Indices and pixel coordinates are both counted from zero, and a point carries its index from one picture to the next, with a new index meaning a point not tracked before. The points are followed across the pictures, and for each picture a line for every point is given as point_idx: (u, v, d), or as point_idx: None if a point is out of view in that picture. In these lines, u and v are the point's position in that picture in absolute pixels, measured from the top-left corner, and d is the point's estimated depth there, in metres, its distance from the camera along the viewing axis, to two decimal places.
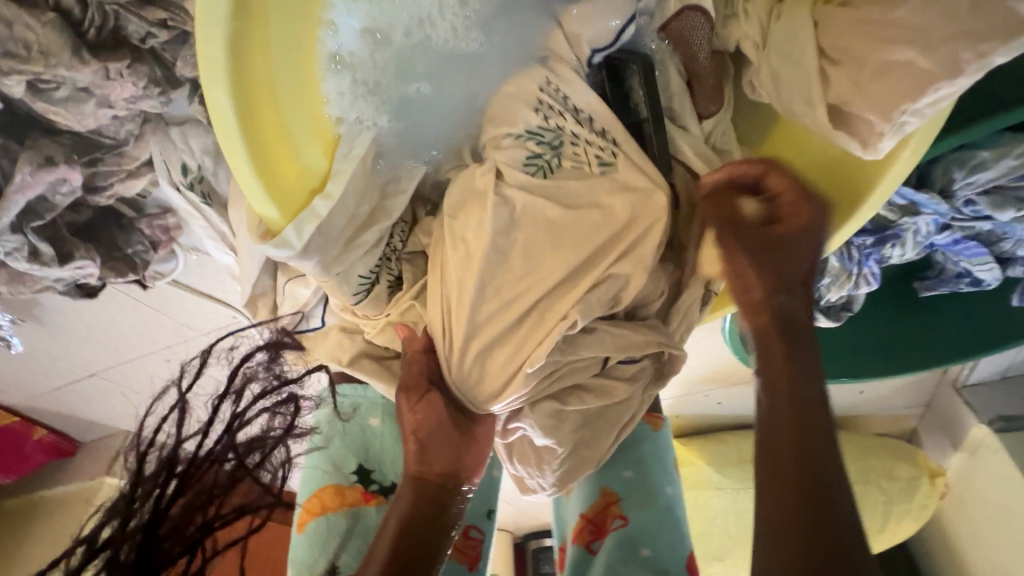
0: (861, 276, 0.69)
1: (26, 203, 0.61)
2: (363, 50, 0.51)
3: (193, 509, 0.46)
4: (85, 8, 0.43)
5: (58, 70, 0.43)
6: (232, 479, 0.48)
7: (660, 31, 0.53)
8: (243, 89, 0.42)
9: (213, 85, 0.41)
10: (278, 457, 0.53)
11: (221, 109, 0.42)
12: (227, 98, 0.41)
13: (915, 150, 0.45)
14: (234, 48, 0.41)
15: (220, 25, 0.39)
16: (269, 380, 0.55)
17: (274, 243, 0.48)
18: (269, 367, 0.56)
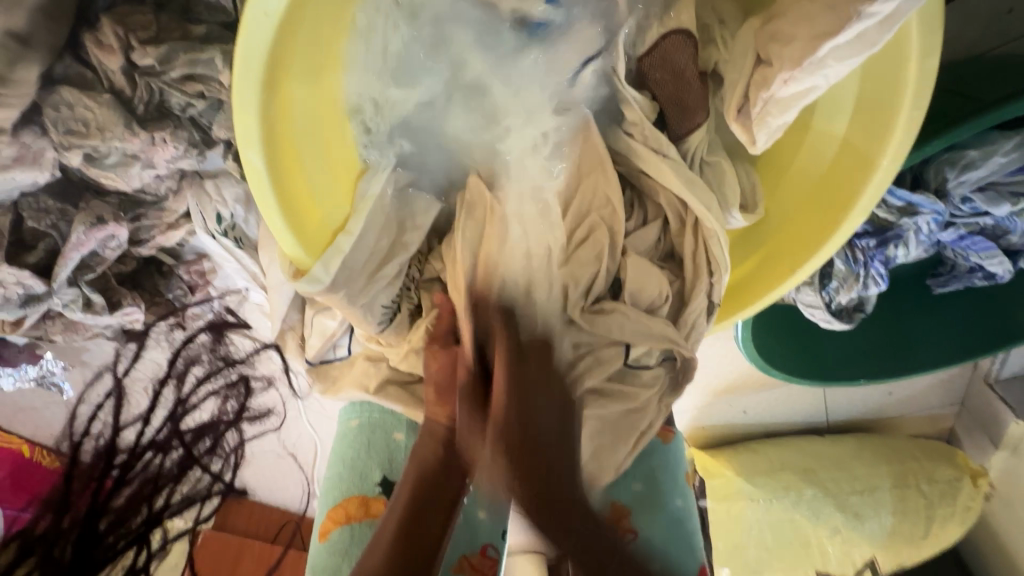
0: (869, 278, 0.70)
1: (80, 258, 0.67)
2: (373, 98, 0.55)
3: (140, 504, 0.71)
4: (134, 87, 0.48)
5: (112, 142, 0.49)
6: (185, 467, 0.82)
7: (642, 58, 0.55)
8: (271, 146, 0.47)
9: (248, 151, 0.46)
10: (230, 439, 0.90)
11: (254, 168, 0.47)
12: (259, 159, 0.46)
13: (894, 156, 0.48)
14: (263, 107, 0.45)
15: (252, 98, 0.44)
16: (211, 361, 0.87)
17: (306, 281, 0.53)
18: (211, 351, 0.87)
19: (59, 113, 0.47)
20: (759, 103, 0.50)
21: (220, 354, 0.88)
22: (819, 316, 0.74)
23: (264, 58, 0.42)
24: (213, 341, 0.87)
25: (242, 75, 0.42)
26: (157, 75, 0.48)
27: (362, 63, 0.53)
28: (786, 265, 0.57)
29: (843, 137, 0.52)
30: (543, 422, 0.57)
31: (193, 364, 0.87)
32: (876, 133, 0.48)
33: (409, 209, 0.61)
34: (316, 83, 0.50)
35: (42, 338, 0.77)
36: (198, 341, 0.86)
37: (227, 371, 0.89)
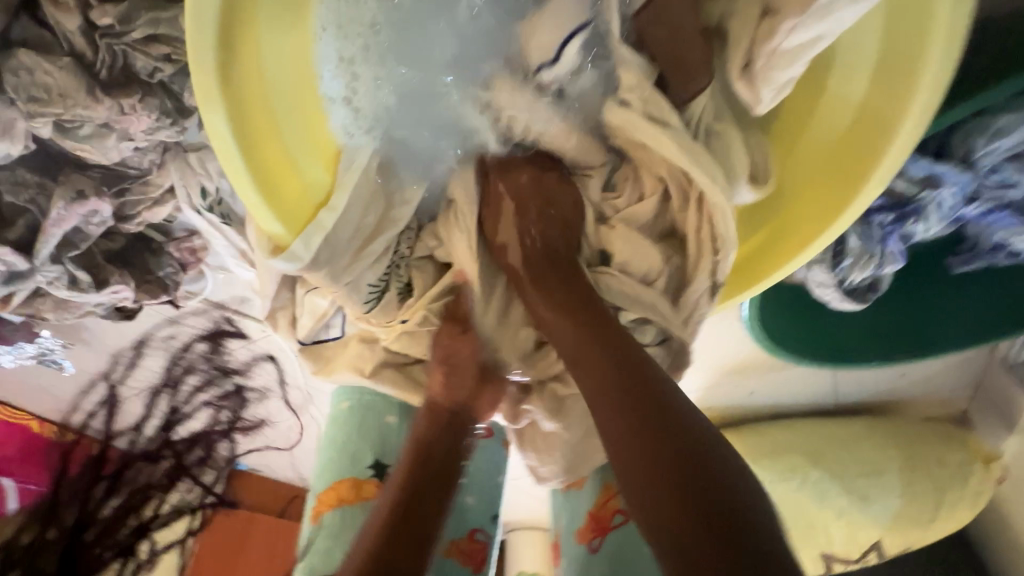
0: (884, 256, 0.66)
1: (63, 235, 0.65)
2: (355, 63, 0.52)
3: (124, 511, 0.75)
4: (95, 50, 0.45)
5: (76, 110, 0.46)
6: (168, 475, 0.79)
7: (634, 15, 0.49)
8: (237, 113, 0.44)
9: (211, 114, 0.43)
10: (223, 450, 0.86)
11: (220, 133, 0.44)
12: (225, 123, 0.44)
13: (916, 120, 0.44)
14: (224, 70, 0.42)
15: (212, 57, 0.41)
16: (207, 370, 0.85)
17: (283, 258, 0.51)
18: (207, 359, 0.85)
19: (18, 80, 0.44)
20: (762, 59, 0.46)
21: (216, 364, 0.86)
22: (829, 295, 0.71)
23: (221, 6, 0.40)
24: (209, 350, 0.86)
25: (198, 32, 0.40)
26: (119, 36, 0.45)
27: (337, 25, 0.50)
28: (795, 241, 0.54)
29: (861, 100, 0.48)
30: (590, 365, 0.50)
31: (187, 375, 0.84)
32: (896, 94, 0.44)
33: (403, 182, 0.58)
34: (289, 45, 0.48)
35: (34, 315, 0.76)
36: (194, 350, 0.86)
37: (224, 381, 0.85)
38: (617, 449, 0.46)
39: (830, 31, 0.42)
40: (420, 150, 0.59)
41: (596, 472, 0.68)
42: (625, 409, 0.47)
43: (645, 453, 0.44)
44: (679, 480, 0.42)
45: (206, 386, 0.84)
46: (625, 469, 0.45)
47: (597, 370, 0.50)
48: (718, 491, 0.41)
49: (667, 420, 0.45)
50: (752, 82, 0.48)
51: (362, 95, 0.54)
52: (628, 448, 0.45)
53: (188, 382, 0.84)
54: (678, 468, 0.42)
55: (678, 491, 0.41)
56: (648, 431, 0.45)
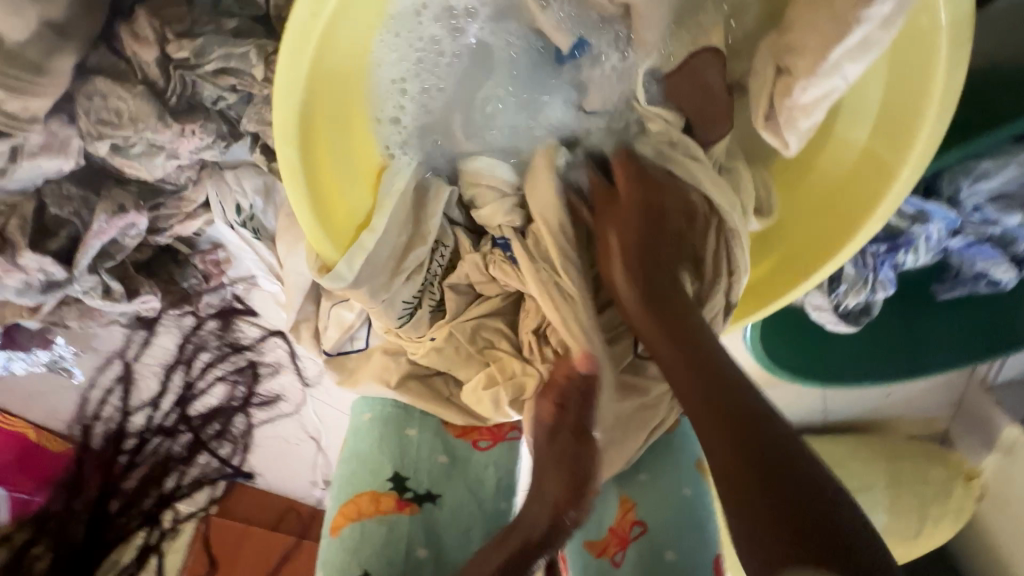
0: (877, 282, 0.72)
1: (100, 246, 0.67)
2: (407, 95, 0.57)
3: (144, 487, 0.90)
4: (166, 79, 0.48)
5: (144, 133, 0.49)
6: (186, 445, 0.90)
7: (669, 73, 0.57)
8: (306, 142, 0.48)
9: (281, 142, 0.47)
10: (240, 424, 0.92)
11: (287, 161, 0.48)
12: (292, 152, 0.48)
13: (913, 167, 0.50)
14: (303, 101, 0.47)
15: (290, 90, 0.45)
16: (219, 347, 0.88)
17: (329, 276, 0.54)
18: (219, 337, 0.88)
19: (92, 103, 0.47)
20: (785, 111, 0.51)
21: (229, 341, 0.88)
22: (828, 319, 0.76)
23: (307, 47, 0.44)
24: (222, 327, 0.87)
25: (283, 70, 0.44)
26: (190, 67, 0.48)
27: (396, 60, 0.54)
28: (799, 269, 0.58)
29: (863, 146, 0.54)
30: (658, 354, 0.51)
31: (199, 353, 0.88)
32: (898, 143, 0.50)
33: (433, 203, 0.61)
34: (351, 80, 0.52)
35: (58, 323, 0.78)
36: (206, 328, 0.87)
37: (238, 357, 0.89)
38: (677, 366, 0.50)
39: (842, 83, 0.47)
40: (441, 168, 0.63)
41: (612, 487, 0.70)
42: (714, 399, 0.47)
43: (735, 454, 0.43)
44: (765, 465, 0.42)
45: (221, 362, 0.89)
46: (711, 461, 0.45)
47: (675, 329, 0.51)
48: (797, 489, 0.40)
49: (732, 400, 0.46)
50: (775, 129, 0.53)
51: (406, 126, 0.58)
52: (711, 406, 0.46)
53: (202, 357, 0.89)
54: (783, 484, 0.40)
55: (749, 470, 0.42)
56: (725, 438, 0.44)
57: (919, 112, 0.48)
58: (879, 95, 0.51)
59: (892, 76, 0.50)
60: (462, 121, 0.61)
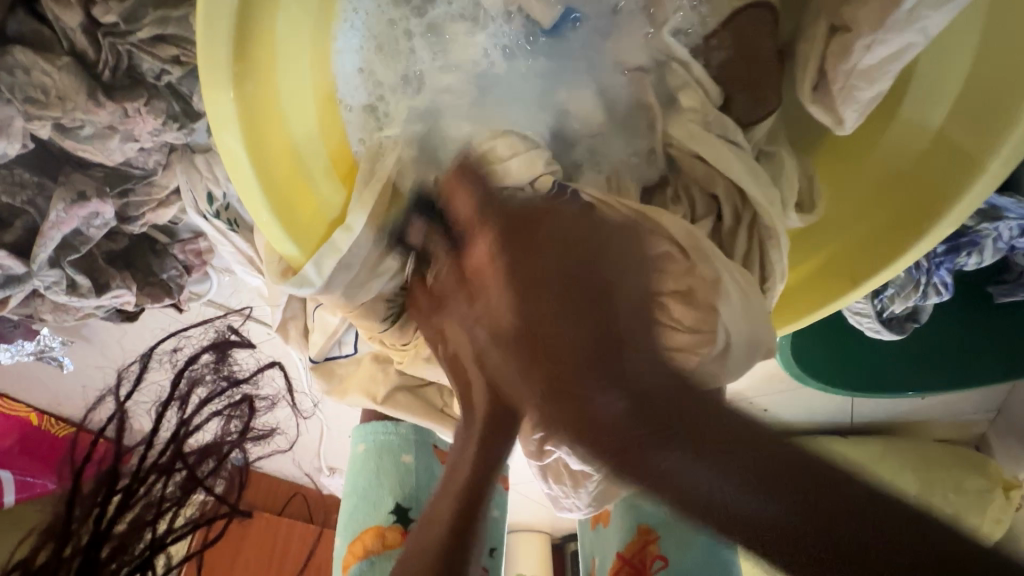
0: (930, 286, 0.62)
1: (62, 238, 0.62)
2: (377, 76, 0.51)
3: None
4: (98, 50, 0.41)
5: (76, 115, 0.42)
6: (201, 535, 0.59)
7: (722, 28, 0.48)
8: (248, 101, 0.41)
9: (221, 128, 0.40)
10: (234, 456, 0.58)
11: (230, 150, 0.41)
12: (234, 140, 0.41)
13: (1006, 155, 0.40)
14: (238, 52, 0.39)
15: (223, 64, 0.38)
16: (216, 382, 0.56)
17: (295, 282, 0.47)
18: (215, 369, 0.57)
19: (13, 78, 0.40)
20: (839, 78, 0.44)
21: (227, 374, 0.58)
22: (868, 325, 0.68)
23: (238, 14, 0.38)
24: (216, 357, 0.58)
25: (209, 43, 0.38)
26: (125, 36, 0.41)
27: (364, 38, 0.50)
28: (850, 275, 0.49)
29: (938, 130, 0.44)
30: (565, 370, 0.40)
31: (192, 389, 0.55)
32: (986, 128, 0.41)
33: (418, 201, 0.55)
34: (312, 53, 0.45)
35: (33, 317, 0.73)
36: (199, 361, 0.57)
37: (235, 390, 0.58)
38: (641, 408, 0.37)
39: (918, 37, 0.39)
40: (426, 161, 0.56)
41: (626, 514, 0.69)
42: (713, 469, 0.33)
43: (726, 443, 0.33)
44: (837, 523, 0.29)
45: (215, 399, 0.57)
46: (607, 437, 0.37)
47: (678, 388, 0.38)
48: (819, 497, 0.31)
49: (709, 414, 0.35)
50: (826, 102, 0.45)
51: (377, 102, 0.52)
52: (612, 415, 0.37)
53: (195, 394, 0.57)
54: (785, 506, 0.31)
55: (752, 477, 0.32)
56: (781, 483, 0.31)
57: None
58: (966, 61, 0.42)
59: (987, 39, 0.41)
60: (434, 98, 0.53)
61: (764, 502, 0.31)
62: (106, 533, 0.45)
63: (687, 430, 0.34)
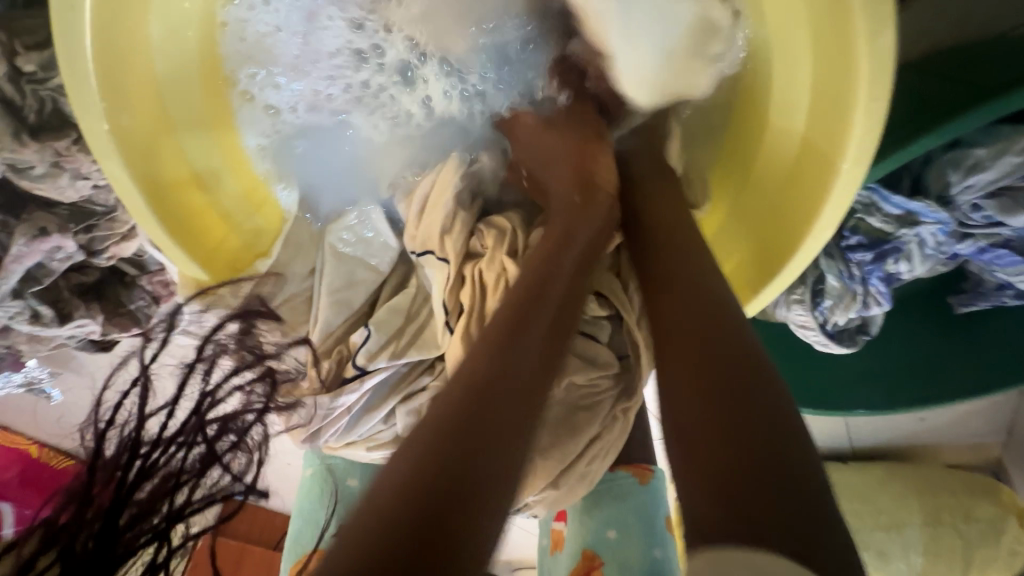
0: (868, 296, 0.61)
1: (25, 269, 0.67)
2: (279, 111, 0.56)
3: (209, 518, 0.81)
4: (22, 96, 0.46)
5: (5, 154, 0.47)
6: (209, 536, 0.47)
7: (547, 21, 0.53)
8: (127, 134, 0.45)
9: (109, 164, 0.44)
10: (254, 435, 0.49)
11: (120, 178, 0.45)
12: (120, 168, 0.44)
13: (856, 157, 0.40)
14: (105, 87, 0.43)
15: (92, 105, 0.42)
16: (241, 355, 0.48)
17: (209, 302, 0.51)
18: (240, 342, 0.48)
19: None
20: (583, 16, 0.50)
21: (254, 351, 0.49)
22: (812, 338, 0.65)
23: (94, 68, 0.42)
24: (243, 332, 0.49)
25: (76, 88, 0.42)
26: (45, 82, 0.46)
27: (249, 66, 0.54)
28: (746, 285, 0.49)
29: (803, 135, 0.45)
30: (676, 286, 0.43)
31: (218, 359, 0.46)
32: (834, 133, 0.41)
33: (365, 231, 0.58)
34: (205, 117, 0.53)
35: (11, 347, 0.78)
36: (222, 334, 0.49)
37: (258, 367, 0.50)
38: (683, 331, 0.40)
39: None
40: (333, 196, 0.60)
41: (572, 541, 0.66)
42: (721, 382, 0.35)
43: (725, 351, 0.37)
44: (757, 473, 0.30)
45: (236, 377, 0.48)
46: (688, 359, 0.37)
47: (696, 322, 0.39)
48: (773, 451, 0.31)
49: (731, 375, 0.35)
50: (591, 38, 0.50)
51: (285, 124, 0.57)
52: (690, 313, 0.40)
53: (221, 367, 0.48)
54: (759, 456, 0.31)
55: (719, 392, 0.34)
56: (712, 441, 0.32)
57: (852, 65, 0.39)
58: (810, 75, 0.43)
59: (822, 55, 0.41)
60: (360, 142, 0.60)
61: (731, 460, 0.31)
62: (130, 497, 0.40)
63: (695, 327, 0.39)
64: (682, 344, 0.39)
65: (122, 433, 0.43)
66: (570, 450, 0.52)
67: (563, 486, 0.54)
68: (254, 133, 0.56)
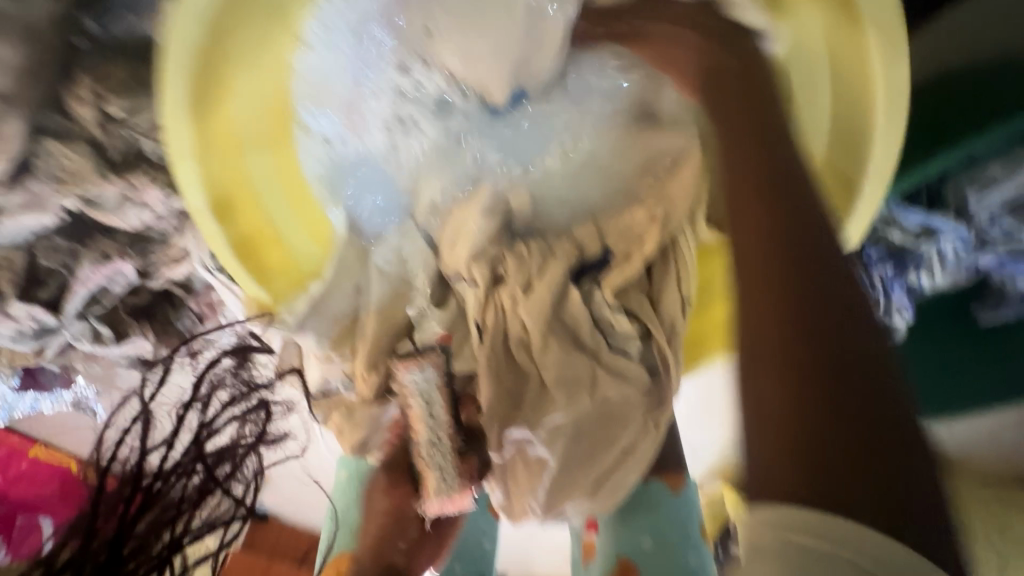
0: (890, 308, 0.62)
1: (90, 292, 0.72)
2: (335, 143, 0.61)
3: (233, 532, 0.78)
4: (108, 138, 0.53)
5: (89, 186, 0.55)
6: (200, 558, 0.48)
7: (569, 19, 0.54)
8: (205, 159, 0.50)
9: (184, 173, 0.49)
10: (249, 466, 0.51)
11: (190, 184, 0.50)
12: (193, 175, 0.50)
13: (877, 178, 0.45)
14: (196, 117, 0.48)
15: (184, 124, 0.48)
16: (236, 386, 0.52)
17: (275, 323, 0.57)
18: (235, 373, 0.53)
19: (47, 164, 0.51)
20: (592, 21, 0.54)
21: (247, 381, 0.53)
22: None
23: (187, 104, 0.47)
24: (236, 361, 0.53)
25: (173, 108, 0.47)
26: (128, 126, 0.53)
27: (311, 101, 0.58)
28: None
29: (825, 157, 0.49)
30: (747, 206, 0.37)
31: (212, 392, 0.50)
32: (859, 152, 0.46)
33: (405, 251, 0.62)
34: (270, 149, 0.58)
35: (69, 365, 0.82)
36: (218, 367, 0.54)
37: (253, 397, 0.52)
38: (761, 255, 0.34)
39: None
40: (376, 213, 0.64)
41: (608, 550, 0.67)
42: (815, 328, 0.31)
43: (802, 286, 0.32)
44: (870, 442, 0.28)
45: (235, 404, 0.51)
46: (768, 292, 0.33)
47: (782, 248, 0.34)
48: (884, 417, 0.28)
49: (828, 335, 0.31)
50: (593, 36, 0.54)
51: (337, 153, 0.62)
52: (761, 241, 0.35)
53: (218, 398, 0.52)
54: (867, 424, 0.28)
55: (809, 345, 0.30)
56: (816, 402, 0.29)
57: (872, 87, 0.45)
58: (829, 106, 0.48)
59: (841, 88, 0.47)
60: (403, 165, 0.64)
61: (843, 423, 0.28)
62: (127, 534, 0.42)
63: (774, 253, 0.34)
64: (763, 271, 0.34)
65: (123, 466, 0.45)
66: (605, 455, 0.54)
67: (600, 495, 0.55)
68: (311, 161, 0.60)
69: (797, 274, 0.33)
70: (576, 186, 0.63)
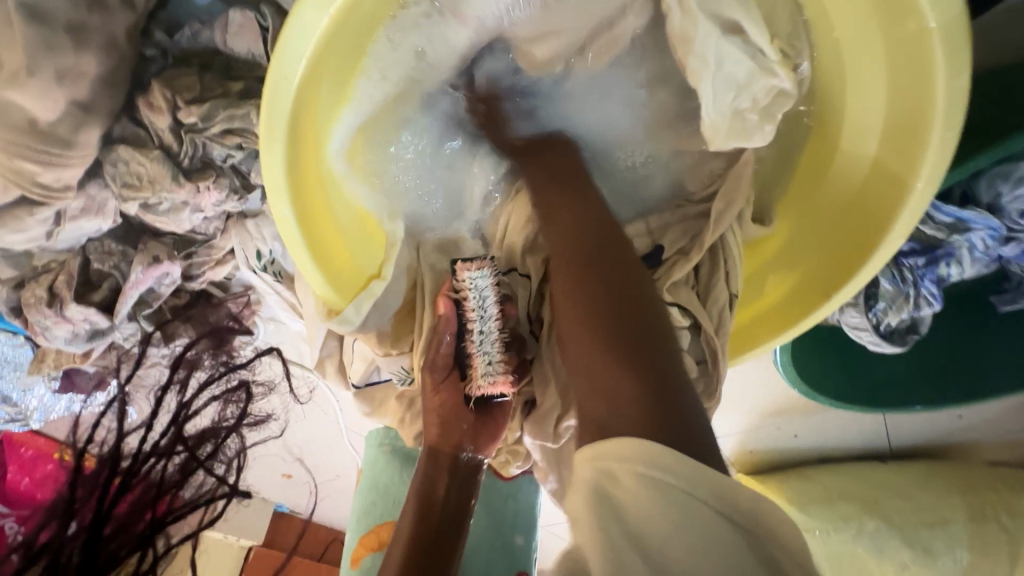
0: (920, 297, 0.66)
1: (139, 295, 0.73)
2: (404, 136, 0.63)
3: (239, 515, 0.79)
4: (180, 143, 0.53)
5: (162, 194, 0.55)
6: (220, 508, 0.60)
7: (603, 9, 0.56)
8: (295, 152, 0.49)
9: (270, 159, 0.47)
10: (232, 446, 0.61)
11: (275, 172, 0.48)
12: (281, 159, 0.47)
13: (928, 178, 0.46)
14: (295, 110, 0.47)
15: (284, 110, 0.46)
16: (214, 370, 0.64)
17: (338, 320, 0.57)
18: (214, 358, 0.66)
19: (116, 169, 0.53)
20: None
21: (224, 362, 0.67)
22: (867, 340, 0.70)
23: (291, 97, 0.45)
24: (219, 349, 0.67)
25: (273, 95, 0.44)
26: (201, 131, 0.53)
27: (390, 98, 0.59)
28: (820, 291, 0.55)
29: (874, 157, 0.51)
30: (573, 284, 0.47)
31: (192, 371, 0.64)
32: (907, 154, 0.47)
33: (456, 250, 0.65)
34: (345, 138, 0.56)
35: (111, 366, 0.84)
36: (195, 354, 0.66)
37: (231, 377, 0.64)
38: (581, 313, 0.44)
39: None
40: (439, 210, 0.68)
41: None
42: (631, 361, 0.39)
43: (637, 332, 0.42)
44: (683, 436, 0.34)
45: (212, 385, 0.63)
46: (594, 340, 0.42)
47: (607, 310, 0.43)
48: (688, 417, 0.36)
49: (647, 361, 0.39)
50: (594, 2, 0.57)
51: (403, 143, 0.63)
52: (594, 299, 0.45)
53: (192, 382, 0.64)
54: (671, 422, 0.35)
55: (639, 369, 0.39)
56: (637, 406, 0.36)
57: (929, 95, 0.44)
58: (882, 103, 0.49)
59: (896, 90, 0.47)
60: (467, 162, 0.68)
61: (651, 421, 0.35)
62: (109, 513, 0.51)
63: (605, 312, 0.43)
64: (608, 322, 0.43)
65: (102, 447, 0.55)
66: None
67: None
68: (377, 151, 0.61)
69: (636, 326, 0.42)
70: (614, 184, 0.67)
